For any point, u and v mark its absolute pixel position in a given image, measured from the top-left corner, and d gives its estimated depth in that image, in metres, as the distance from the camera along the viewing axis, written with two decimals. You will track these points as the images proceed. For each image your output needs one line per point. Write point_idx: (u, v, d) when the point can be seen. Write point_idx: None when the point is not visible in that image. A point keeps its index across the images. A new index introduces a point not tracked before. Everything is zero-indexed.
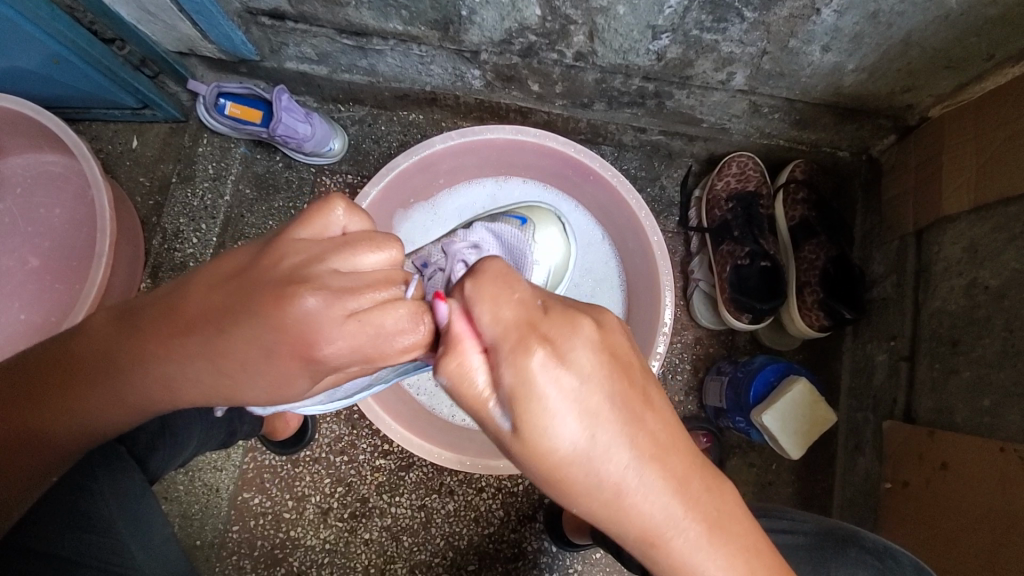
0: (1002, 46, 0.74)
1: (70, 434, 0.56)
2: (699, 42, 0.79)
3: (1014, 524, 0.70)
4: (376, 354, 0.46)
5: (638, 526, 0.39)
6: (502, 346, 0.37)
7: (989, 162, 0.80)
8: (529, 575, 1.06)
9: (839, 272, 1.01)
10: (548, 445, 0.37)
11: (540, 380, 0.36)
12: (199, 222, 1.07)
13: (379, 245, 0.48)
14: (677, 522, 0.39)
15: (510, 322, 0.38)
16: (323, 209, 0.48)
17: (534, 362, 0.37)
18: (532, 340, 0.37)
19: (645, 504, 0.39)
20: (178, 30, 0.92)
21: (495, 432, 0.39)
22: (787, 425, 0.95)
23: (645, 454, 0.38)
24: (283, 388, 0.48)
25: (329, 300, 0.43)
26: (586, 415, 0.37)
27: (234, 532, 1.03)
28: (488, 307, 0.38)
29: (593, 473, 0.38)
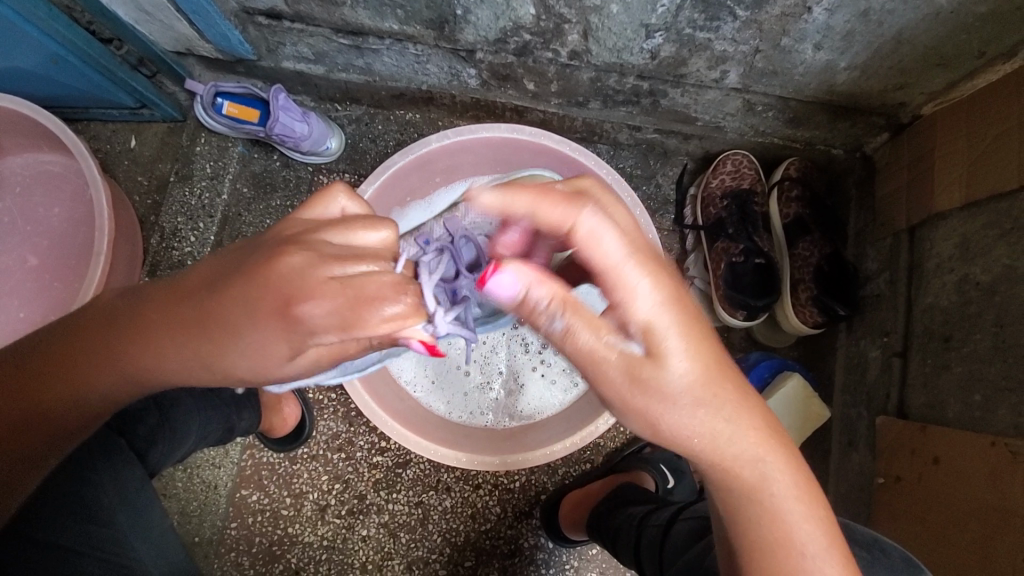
0: (993, 43, 0.75)
1: (68, 418, 0.55)
2: (692, 40, 0.79)
3: (1004, 518, 0.71)
4: (355, 325, 0.45)
5: (710, 425, 0.52)
6: (613, 283, 0.51)
7: (981, 159, 0.81)
8: (526, 571, 1.07)
9: (833, 269, 1.02)
10: (650, 348, 0.51)
11: (650, 301, 0.51)
12: (196, 221, 1.07)
13: (373, 225, 0.50)
14: (738, 429, 0.53)
15: (624, 265, 0.51)
16: (326, 195, 0.53)
17: (636, 294, 0.51)
18: (634, 276, 0.51)
19: (722, 410, 0.53)
20: (175, 30, 0.92)
21: (611, 354, 0.52)
22: (780, 420, 0.96)
23: (718, 369, 0.53)
24: (262, 357, 0.48)
25: (317, 259, 0.46)
26: (681, 336, 0.51)
27: (232, 529, 1.04)
28: (597, 258, 0.51)
29: (677, 376, 0.52)
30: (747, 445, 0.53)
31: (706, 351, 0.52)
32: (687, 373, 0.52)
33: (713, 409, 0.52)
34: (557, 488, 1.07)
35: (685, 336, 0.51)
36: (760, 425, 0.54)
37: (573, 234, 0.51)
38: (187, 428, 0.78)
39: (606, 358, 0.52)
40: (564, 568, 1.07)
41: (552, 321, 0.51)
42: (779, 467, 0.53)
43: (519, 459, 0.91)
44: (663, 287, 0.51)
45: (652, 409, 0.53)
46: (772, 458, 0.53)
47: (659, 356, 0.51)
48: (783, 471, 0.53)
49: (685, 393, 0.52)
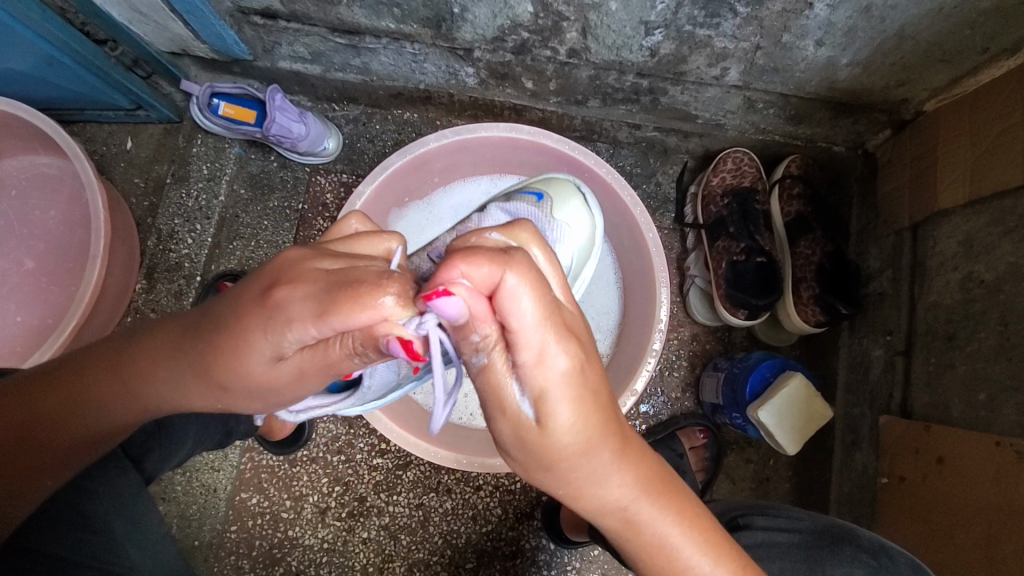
0: (997, 38, 0.74)
1: (72, 431, 0.55)
2: (692, 37, 0.78)
3: (1009, 519, 0.70)
4: (331, 308, 0.39)
5: (600, 498, 0.46)
6: (525, 352, 0.38)
7: (984, 156, 0.80)
8: (527, 572, 1.06)
9: (835, 267, 1.01)
10: (545, 422, 0.40)
11: (558, 378, 0.38)
12: (194, 222, 1.06)
13: (377, 239, 0.51)
14: (630, 500, 0.46)
15: (543, 328, 0.37)
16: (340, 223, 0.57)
17: (547, 361, 0.38)
18: (555, 345, 0.38)
19: (601, 470, 0.44)
20: (169, 31, 0.91)
21: (506, 407, 0.40)
22: (783, 420, 0.95)
23: (612, 434, 0.43)
24: (247, 358, 0.45)
25: (317, 253, 0.46)
26: (578, 412, 0.40)
27: (232, 532, 1.03)
28: (526, 314, 0.36)
29: (567, 449, 0.42)
30: (624, 496, 0.46)
31: (605, 414, 0.42)
32: (578, 442, 0.42)
33: (594, 471, 0.44)
34: None
35: (583, 412, 0.40)
36: (643, 473, 0.47)
37: (511, 279, 0.36)
38: (184, 434, 0.77)
39: (500, 411, 0.41)
40: (566, 570, 1.06)
41: (473, 357, 0.39)
42: (662, 510, 0.48)
43: None
44: (576, 365, 0.39)
45: (531, 460, 0.44)
46: (654, 502, 0.47)
47: (549, 431, 0.40)
48: (665, 510, 0.48)
49: (566, 459, 0.43)
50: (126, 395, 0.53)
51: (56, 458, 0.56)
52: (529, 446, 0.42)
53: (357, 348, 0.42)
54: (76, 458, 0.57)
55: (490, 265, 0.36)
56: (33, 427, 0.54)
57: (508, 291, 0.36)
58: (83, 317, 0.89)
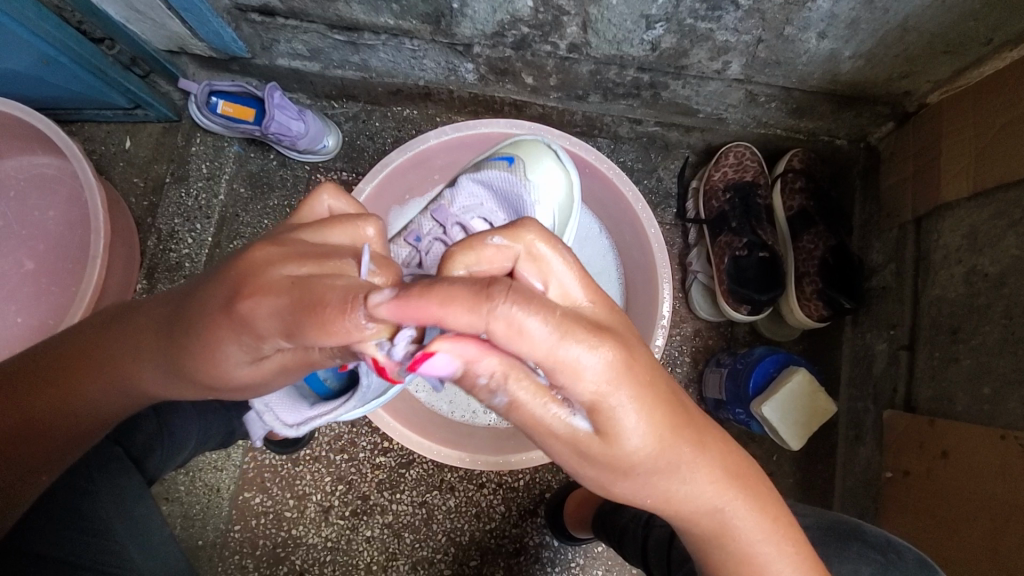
0: (1001, 30, 0.73)
1: (62, 424, 0.55)
2: (694, 30, 0.78)
3: (1013, 514, 0.70)
4: (301, 329, 0.39)
5: (686, 499, 0.45)
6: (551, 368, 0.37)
7: (989, 148, 0.79)
8: (531, 570, 1.06)
9: (839, 262, 1.00)
10: (610, 429, 0.39)
11: (602, 382, 0.37)
12: (194, 222, 1.07)
13: (352, 229, 0.46)
14: (717, 497, 0.45)
15: (561, 343, 0.36)
16: (310, 198, 0.51)
17: (581, 369, 0.37)
18: (581, 351, 0.37)
19: (679, 468, 0.43)
20: (167, 29, 0.91)
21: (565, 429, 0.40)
22: (786, 416, 0.95)
23: (677, 426, 0.42)
24: (225, 363, 0.45)
25: (284, 251, 0.43)
26: (640, 408, 0.39)
27: (235, 532, 1.03)
28: (535, 330, 0.35)
29: (637, 451, 0.41)
30: (713, 495, 0.45)
31: (665, 404, 0.41)
32: (647, 439, 0.40)
33: (669, 467, 0.43)
34: (561, 486, 1.06)
35: (643, 409, 0.39)
36: (725, 463, 0.45)
37: (499, 312, 0.35)
38: (185, 434, 0.77)
39: (551, 434, 0.41)
40: (569, 567, 1.06)
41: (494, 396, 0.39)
42: (747, 504, 0.46)
43: (523, 458, 0.89)
44: (613, 361, 0.37)
45: (601, 473, 0.43)
46: (737, 496, 0.46)
47: (614, 435, 0.40)
48: (747, 505, 0.46)
49: (637, 462, 0.42)
50: (118, 389, 0.53)
51: (51, 452, 0.56)
52: (600, 463, 0.42)
53: (336, 353, 0.43)
54: (69, 450, 0.57)
55: (471, 305, 0.35)
56: (29, 422, 0.54)
57: (500, 318, 0.35)
58: (85, 313, 0.89)
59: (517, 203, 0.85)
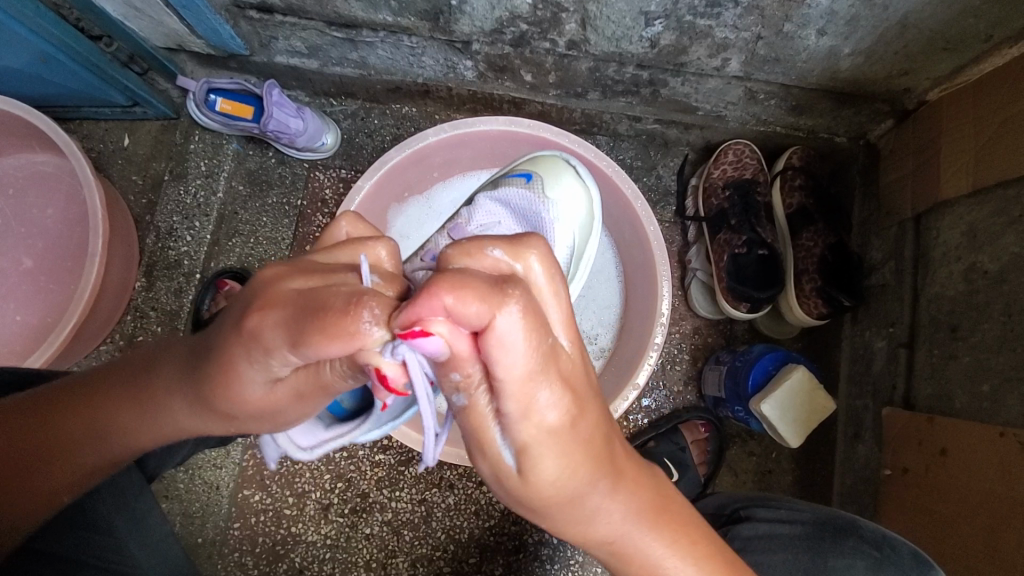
0: (1001, 26, 0.73)
1: (76, 456, 0.54)
2: (693, 27, 0.78)
3: (1011, 511, 0.70)
4: (300, 335, 0.36)
5: (589, 538, 0.45)
6: (510, 397, 0.35)
7: (988, 145, 0.79)
8: (530, 567, 1.06)
9: (838, 260, 1.00)
10: (533, 470, 0.39)
11: (544, 432, 0.37)
12: (192, 219, 1.06)
13: (359, 246, 0.46)
14: (619, 548, 0.46)
15: (533, 378, 0.35)
16: (328, 228, 0.52)
17: (534, 409, 0.36)
18: (548, 392, 0.36)
19: (590, 511, 0.43)
20: (165, 26, 0.91)
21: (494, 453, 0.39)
22: (786, 413, 0.95)
23: (597, 484, 0.41)
24: (243, 387, 0.43)
25: (291, 270, 0.42)
26: (566, 462, 0.39)
27: (235, 529, 1.03)
28: (518, 352, 0.33)
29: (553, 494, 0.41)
30: (618, 544, 0.45)
31: (596, 455, 0.40)
32: (563, 487, 0.40)
33: (582, 509, 0.42)
34: None
35: (569, 466, 0.39)
36: (642, 522, 0.46)
37: (503, 321, 0.32)
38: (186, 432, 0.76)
39: (481, 442, 0.39)
40: (568, 564, 1.06)
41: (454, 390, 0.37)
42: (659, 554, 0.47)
43: None
44: (567, 414, 0.37)
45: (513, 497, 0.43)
46: (654, 531, 0.46)
47: (533, 475, 0.39)
48: (661, 541, 0.46)
49: (548, 502, 0.41)
50: (134, 428, 0.51)
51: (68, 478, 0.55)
52: (516, 493, 0.42)
53: (347, 372, 0.40)
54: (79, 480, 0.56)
55: (482, 305, 0.32)
56: (55, 449, 0.53)
57: (501, 326, 0.33)
58: (84, 312, 0.89)
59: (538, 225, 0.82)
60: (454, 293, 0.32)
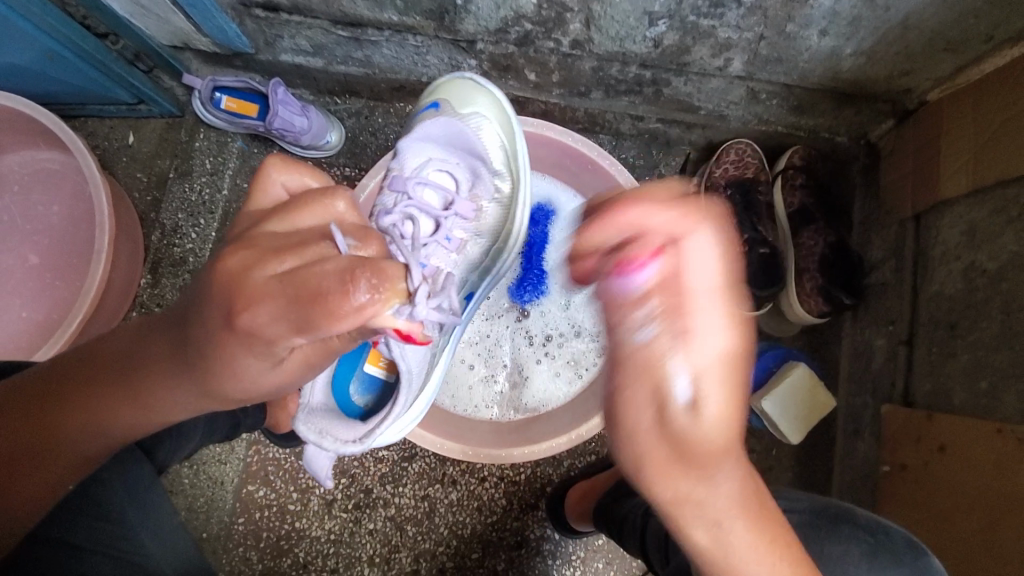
0: (1000, 27, 0.74)
1: (76, 449, 0.54)
2: (696, 27, 0.78)
3: (1009, 506, 0.71)
4: (310, 323, 0.41)
5: (696, 503, 0.53)
6: (704, 316, 0.53)
7: (988, 144, 0.80)
8: (532, 562, 1.07)
9: (838, 258, 1.01)
10: (675, 391, 0.54)
11: (701, 353, 0.53)
12: (197, 217, 1.07)
13: (322, 207, 0.47)
14: (725, 512, 0.53)
15: (715, 298, 0.53)
16: (262, 180, 0.52)
17: (712, 323, 0.53)
18: (721, 319, 0.53)
19: (701, 462, 0.53)
20: (171, 24, 0.91)
21: (656, 385, 0.54)
22: (786, 411, 0.95)
23: (715, 420, 0.53)
24: (246, 371, 0.46)
25: (257, 257, 0.42)
26: (700, 379, 0.54)
27: (239, 524, 1.04)
28: (710, 279, 0.54)
29: (685, 427, 0.53)
30: (717, 505, 0.53)
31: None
32: (704, 410, 0.53)
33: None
34: (563, 479, 1.08)
35: (713, 388, 0.54)
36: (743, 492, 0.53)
37: (705, 249, 0.54)
38: (193, 426, 0.77)
39: (648, 374, 0.54)
40: (570, 560, 1.07)
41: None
42: (754, 532, 0.53)
43: (528, 452, 0.91)
44: (729, 337, 0.54)
45: (651, 443, 0.54)
46: (743, 521, 0.53)
47: (682, 395, 0.54)
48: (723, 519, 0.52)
49: (683, 434, 0.53)
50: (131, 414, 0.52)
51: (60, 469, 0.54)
52: (661, 437, 0.54)
53: (355, 335, 0.46)
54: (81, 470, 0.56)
55: (708, 238, 0.54)
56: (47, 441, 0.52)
57: (707, 260, 0.54)
58: (89, 309, 0.89)
59: (464, 143, 0.83)
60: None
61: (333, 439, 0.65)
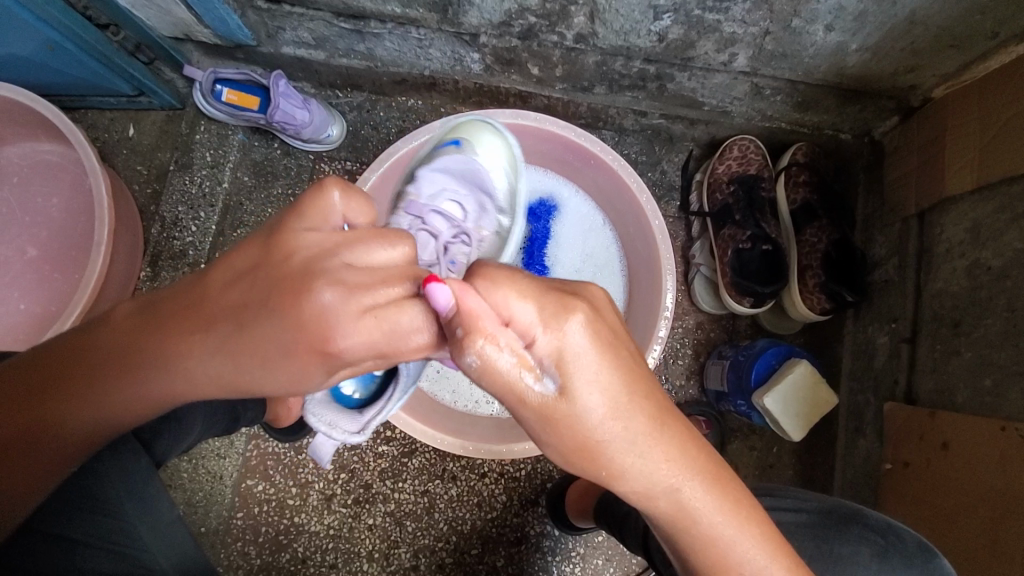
0: (1007, 23, 0.74)
1: (78, 434, 0.53)
2: (701, 22, 0.78)
3: (1013, 503, 0.70)
4: (390, 351, 0.46)
5: (656, 482, 0.47)
6: (545, 335, 0.42)
7: (994, 141, 0.79)
8: (531, 558, 1.06)
9: (840, 256, 1.00)
10: (577, 392, 0.43)
11: (575, 341, 0.42)
12: (197, 210, 1.07)
13: (395, 242, 0.48)
14: (687, 482, 0.47)
15: (545, 305, 0.42)
16: (321, 195, 0.47)
17: (557, 326, 0.42)
18: (557, 310, 0.43)
19: (643, 447, 0.45)
20: (173, 15, 0.90)
21: (541, 404, 0.43)
22: (787, 407, 0.95)
23: (640, 389, 0.45)
24: (301, 386, 0.48)
25: (345, 296, 0.44)
26: (596, 364, 0.43)
27: (238, 519, 1.04)
28: (527, 294, 0.42)
29: (615, 427, 0.44)
30: (676, 478, 0.47)
31: (631, 379, 0.45)
32: (601, 405, 0.44)
33: (635, 438, 0.45)
34: (563, 476, 1.07)
35: (603, 378, 0.43)
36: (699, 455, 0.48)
37: (476, 282, 0.42)
38: (191, 418, 0.77)
39: (523, 399, 0.43)
40: (570, 556, 1.07)
41: (467, 356, 0.41)
42: (719, 503, 0.48)
43: (526, 449, 0.89)
44: (585, 318, 0.43)
45: (566, 450, 0.46)
46: (711, 489, 0.48)
47: (573, 396, 0.43)
48: (720, 499, 0.48)
49: (598, 432, 0.44)
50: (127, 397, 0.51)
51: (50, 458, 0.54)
52: (576, 446, 0.45)
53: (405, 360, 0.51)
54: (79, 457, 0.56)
55: (498, 272, 0.43)
56: (44, 423, 0.52)
57: (514, 299, 0.42)
58: (88, 303, 0.88)
59: (477, 180, 0.86)
60: (483, 274, 0.43)
61: (341, 429, 0.64)
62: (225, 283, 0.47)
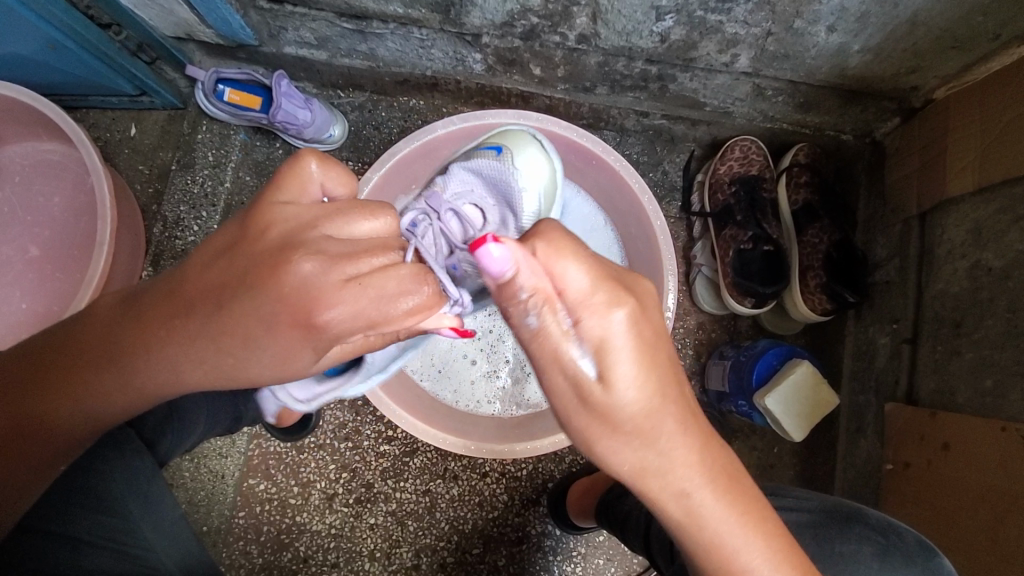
0: (1009, 25, 0.74)
1: (75, 427, 0.54)
2: (703, 23, 0.78)
3: (1013, 504, 0.71)
4: (379, 320, 0.47)
5: (668, 480, 0.47)
6: (588, 319, 0.44)
7: (996, 142, 0.80)
8: (532, 558, 1.07)
9: (842, 256, 1.01)
10: (611, 376, 0.45)
11: (617, 331, 0.44)
12: (200, 209, 1.07)
13: (375, 212, 0.49)
14: (699, 484, 0.48)
15: (595, 289, 0.44)
16: (299, 168, 0.50)
17: (602, 314, 0.44)
18: (606, 297, 0.44)
19: (663, 439, 0.47)
20: (175, 14, 0.90)
21: (575, 377, 0.45)
22: (788, 408, 0.95)
23: (670, 387, 0.47)
24: (293, 364, 0.49)
25: (325, 265, 0.45)
26: (632, 356, 0.45)
27: (240, 518, 1.04)
28: (577, 278, 0.44)
29: (640, 415, 0.46)
30: (688, 480, 0.47)
31: (665, 375, 0.46)
32: (632, 393, 0.45)
33: (654, 431, 0.46)
34: (564, 476, 1.07)
35: (639, 369, 0.45)
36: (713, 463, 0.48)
37: (539, 249, 0.45)
38: (194, 417, 0.77)
39: (559, 367, 0.46)
40: (571, 555, 1.07)
41: (527, 315, 0.45)
42: (726, 508, 0.48)
43: (529, 448, 0.90)
44: (631, 313, 0.44)
45: (588, 423, 0.48)
46: (720, 495, 0.48)
47: (606, 378, 0.45)
48: (728, 506, 0.48)
49: (624, 416, 0.46)
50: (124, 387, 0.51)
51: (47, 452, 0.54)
52: (597, 421, 0.47)
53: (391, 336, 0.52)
54: (72, 451, 0.56)
55: (561, 243, 0.45)
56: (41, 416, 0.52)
57: (567, 278, 0.44)
58: (89, 302, 0.89)
59: (504, 192, 0.81)
60: (547, 241, 0.45)
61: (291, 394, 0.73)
62: (212, 265, 0.48)
